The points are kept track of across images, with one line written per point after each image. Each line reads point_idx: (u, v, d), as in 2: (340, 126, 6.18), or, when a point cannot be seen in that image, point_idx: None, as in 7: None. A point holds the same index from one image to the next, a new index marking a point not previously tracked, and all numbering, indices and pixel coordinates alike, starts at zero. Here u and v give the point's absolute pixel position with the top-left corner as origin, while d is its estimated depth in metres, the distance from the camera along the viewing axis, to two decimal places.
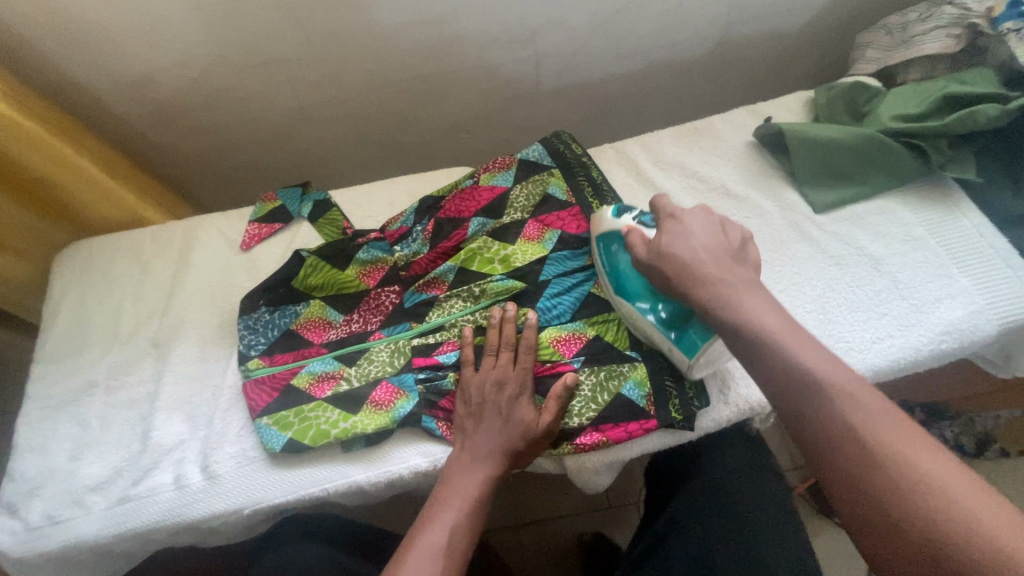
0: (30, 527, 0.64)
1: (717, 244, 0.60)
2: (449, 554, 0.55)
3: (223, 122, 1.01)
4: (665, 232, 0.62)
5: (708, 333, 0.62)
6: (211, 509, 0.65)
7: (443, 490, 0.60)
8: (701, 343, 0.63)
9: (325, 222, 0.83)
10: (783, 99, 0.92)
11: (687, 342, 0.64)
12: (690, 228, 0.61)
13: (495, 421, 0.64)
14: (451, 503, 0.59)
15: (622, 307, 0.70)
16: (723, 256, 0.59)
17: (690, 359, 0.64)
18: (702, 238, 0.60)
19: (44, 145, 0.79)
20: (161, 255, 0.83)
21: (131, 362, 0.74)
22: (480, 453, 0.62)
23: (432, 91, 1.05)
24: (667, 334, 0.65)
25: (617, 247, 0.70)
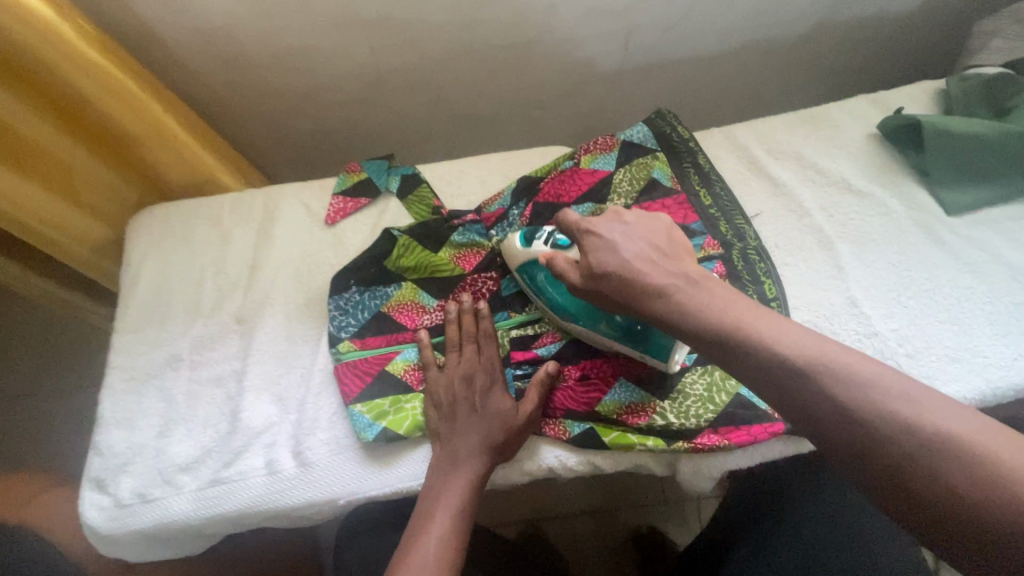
0: (120, 504, 0.62)
1: (649, 250, 0.57)
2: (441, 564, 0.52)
3: (294, 86, 0.95)
4: (589, 249, 0.58)
5: (667, 338, 0.59)
6: (304, 497, 0.62)
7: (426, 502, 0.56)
8: (666, 346, 0.60)
9: (414, 200, 0.78)
10: (907, 88, 0.85)
11: (655, 348, 0.61)
12: (616, 238, 0.58)
13: (474, 423, 0.60)
14: (438, 513, 0.55)
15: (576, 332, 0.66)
16: (657, 259, 0.56)
17: (664, 361, 0.61)
18: (631, 245, 0.57)
19: (127, 96, 0.74)
20: (240, 225, 0.79)
21: (216, 337, 0.71)
22: (459, 458, 0.58)
23: (515, 63, 0.98)
24: (633, 346, 0.62)
25: (542, 273, 0.66)
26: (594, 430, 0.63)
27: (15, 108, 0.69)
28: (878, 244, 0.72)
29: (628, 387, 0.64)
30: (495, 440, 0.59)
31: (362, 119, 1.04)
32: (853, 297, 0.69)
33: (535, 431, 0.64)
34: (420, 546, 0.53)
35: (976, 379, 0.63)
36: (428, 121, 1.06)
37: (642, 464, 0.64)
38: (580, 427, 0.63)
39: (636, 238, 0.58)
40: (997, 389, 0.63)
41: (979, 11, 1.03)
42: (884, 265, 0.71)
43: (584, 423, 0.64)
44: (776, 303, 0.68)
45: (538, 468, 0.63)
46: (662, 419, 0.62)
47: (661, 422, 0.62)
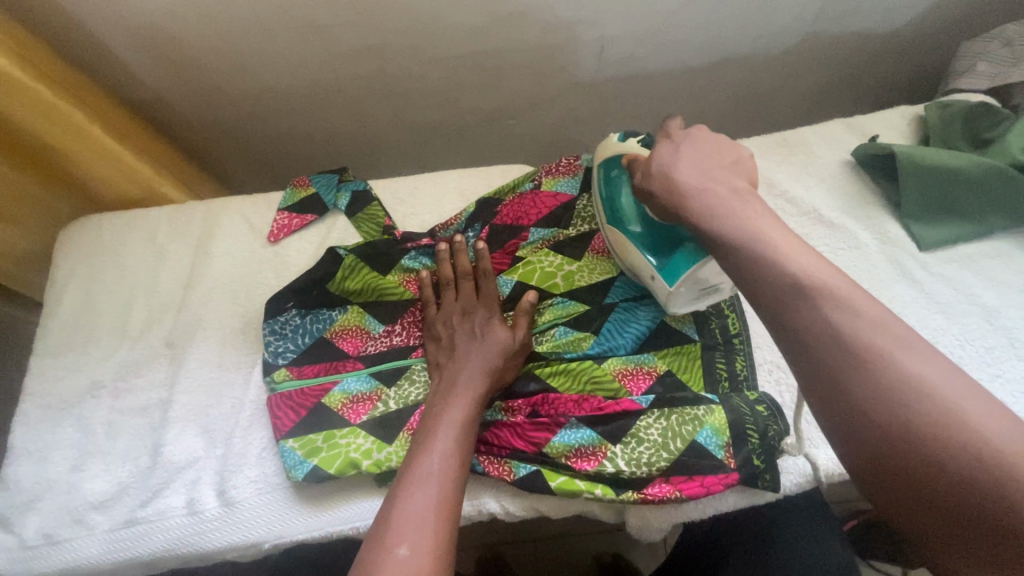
0: (25, 545, 0.58)
1: (711, 161, 0.53)
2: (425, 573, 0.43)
3: (247, 89, 0.90)
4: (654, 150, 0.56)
5: (693, 256, 0.56)
6: (225, 540, 0.58)
7: (393, 520, 0.47)
8: (685, 268, 0.57)
9: (364, 218, 0.74)
10: (885, 113, 0.82)
11: (670, 267, 0.58)
12: (687, 145, 0.54)
13: (442, 433, 0.54)
14: (412, 515, 0.47)
15: (614, 238, 0.65)
16: (715, 170, 0.52)
17: (671, 286, 0.58)
18: (701, 153, 0.53)
19: (46, 106, 0.69)
20: (176, 241, 0.74)
21: (142, 362, 0.67)
22: (430, 472, 0.50)
23: (480, 72, 0.94)
24: (651, 261, 0.60)
25: (617, 169, 0.65)
26: (541, 473, 0.59)
27: None
28: None
29: (579, 429, 0.60)
30: (465, 453, 0.53)
31: (323, 125, 0.99)
32: None
33: (477, 472, 0.60)
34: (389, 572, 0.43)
35: None
36: (392, 128, 1.02)
37: (591, 509, 0.60)
38: (526, 468, 0.59)
39: (705, 146, 0.54)
40: None
41: (962, 33, 1.00)
42: None
43: (530, 464, 0.59)
44: (738, 338, 0.65)
45: (477, 511, 0.60)
46: (612, 465, 0.58)
47: (611, 469, 0.58)
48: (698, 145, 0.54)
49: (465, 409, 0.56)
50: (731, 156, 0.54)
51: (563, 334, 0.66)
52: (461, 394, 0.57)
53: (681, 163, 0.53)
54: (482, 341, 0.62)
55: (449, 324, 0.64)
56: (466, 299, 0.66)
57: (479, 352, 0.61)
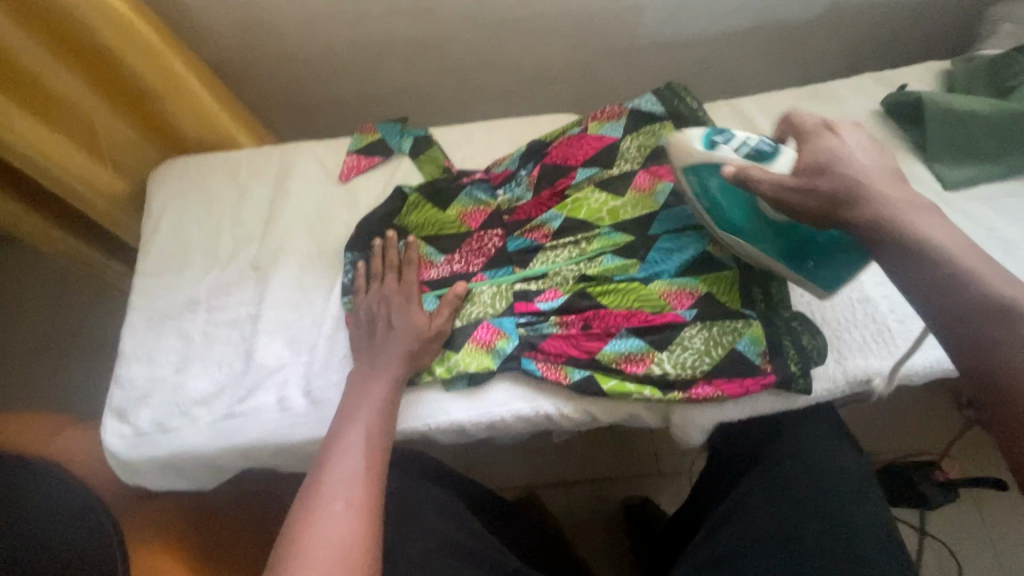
0: (139, 433, 0.66)
1: (903, 161, 0.56)
2: (350, 526, 0.52)
3: (313, 51, 0.98)
4: (819, 149, 0.56)
5: (851, 256, 0.60)
6: (313, 432, 0.66)
7: (330, 481, 0.55)
8: (845, 269, 0.61)
9: (426, 160, 0.81)
10: (914, 67, 0.86)
11: (824, 270, 0.62)
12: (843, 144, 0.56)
13: (367, 403, 0.61)
14: (339, 477, 0.55)
15: (734, 245, 0.66)
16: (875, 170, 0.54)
17: (833, 286, 0.63)
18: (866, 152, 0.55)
19: (150, 51, 0.76)
20: (257, 180, 0.82)
21: (231, 284, 0.74)
22: (356, 441, 0.58)
23: (526, 35, 1.00)
24: (800, 267, 0.62)
25: (716, 180, 0.62)
26: (594, 377, 0.66)
27: (40, 57, 0.73)
28: None
29: (629, 338, 0.67)
30: (386, 422, 0.61)
31: (377, 87, 1.06)
32: None
33: (534, 376, 0.67)
34: (325, 522, 0.52)
35: None
36: (440, 91, 1.09)
37: (638, 413, 0.67)
38: (580, 373, 0.66)
39: (871, 148, 0.56)
40: None
41: None
42: None
43: (583, 369, 0.67)
44: None
45: (535, 412, 0.67)
46: (660, 368, 0.64)
47: (659, 371, 0.64)
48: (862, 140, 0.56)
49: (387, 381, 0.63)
50: (874, 148, 0.56)
51: (611, 261, 0.72)
52: (383, 370, 0.63)
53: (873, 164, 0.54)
54: (396, 333, 0.66)
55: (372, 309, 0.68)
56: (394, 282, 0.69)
57: (394, 339, 0.65)
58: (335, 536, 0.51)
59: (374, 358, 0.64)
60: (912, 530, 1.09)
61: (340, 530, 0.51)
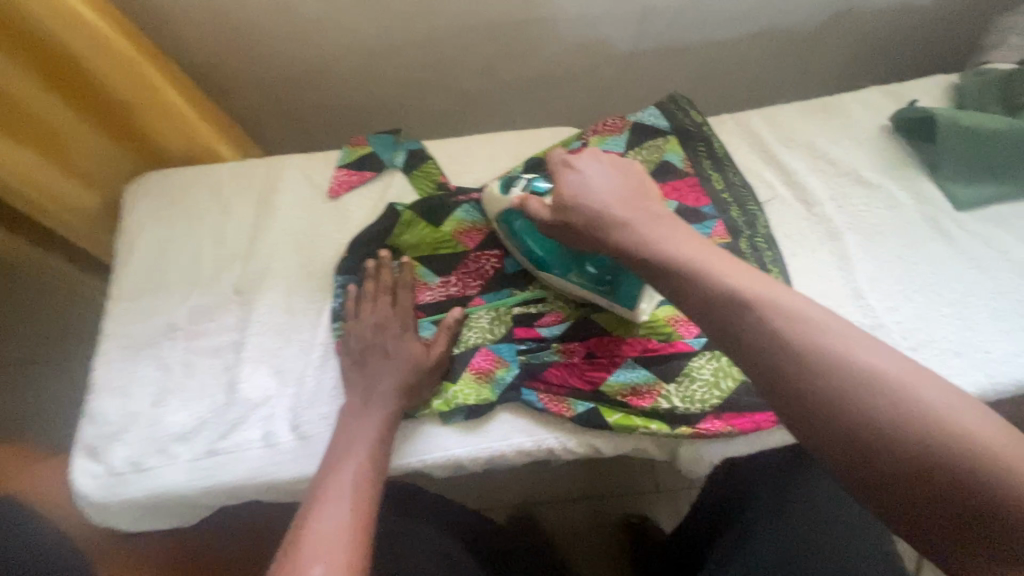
0: (114, 472, 0.61)
1: (620, 188, 0.57)
2: (348, 560, 0.45)
3: (300, 56, 0.93)
4: (562, 184, 0.58)
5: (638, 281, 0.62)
6: (301, 470, 0.62)
7: (311, 533, 0.46)
8: (636, 291, 0.63)
9: (419, 175, 0.77)
10: (922, 81, 0.84)
11: (621, 294, 0.64)
12: (585, 176, 0.58)
13: (366, 435, 0.57)
14: (334, 508, 0.49)
15: (548, 280, 0.69)
16: (623, 198, 0.56)
17: (632, 308, 0.64)
18: (606, 180, 0.57)
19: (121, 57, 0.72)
20: (241, 196, 0.77)
21: (213, 308, 0.70)
22: (343, 490, 0.51)
23: (523, 41, 0.96)
24: (598, 291, 0.65)
25: (515, 218, 0.67)
26: (599, 410, 0.63)
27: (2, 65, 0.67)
28: (885, 236, 0.72)
29: (635, 368, 0.64)
30: (378, 473, 0.55)
31: (367, 93, 1.02)
32: (859, 288, 0.69)
33: (536, 409, 0.63)
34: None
35: (975, 374, 0.63)
36: (433, 98, 1.04)
37: (645, 447, 0.64)
38: (584, 406, 0.63)
39: (613, 175, 0.58)
40: (995, 386, 0.63)
41: (994, 7, 1.02)
42: (892, 258, 0.71)
43: (588, 401, 0.63)
44: None
45: (537, 447, 0.63)
46: (667, 402, 0.62)
47: (666, 405, 0.62)
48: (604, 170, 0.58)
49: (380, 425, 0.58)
50: (636, 175, 0.58)
51: None
52: (374, 413, 0.59)
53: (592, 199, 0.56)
54: (393, 359, 0.62)
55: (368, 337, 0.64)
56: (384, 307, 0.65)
57: (387, 370, 0.61)
58: (329, 572, 0.44)
59: (365, 393, 0.61)
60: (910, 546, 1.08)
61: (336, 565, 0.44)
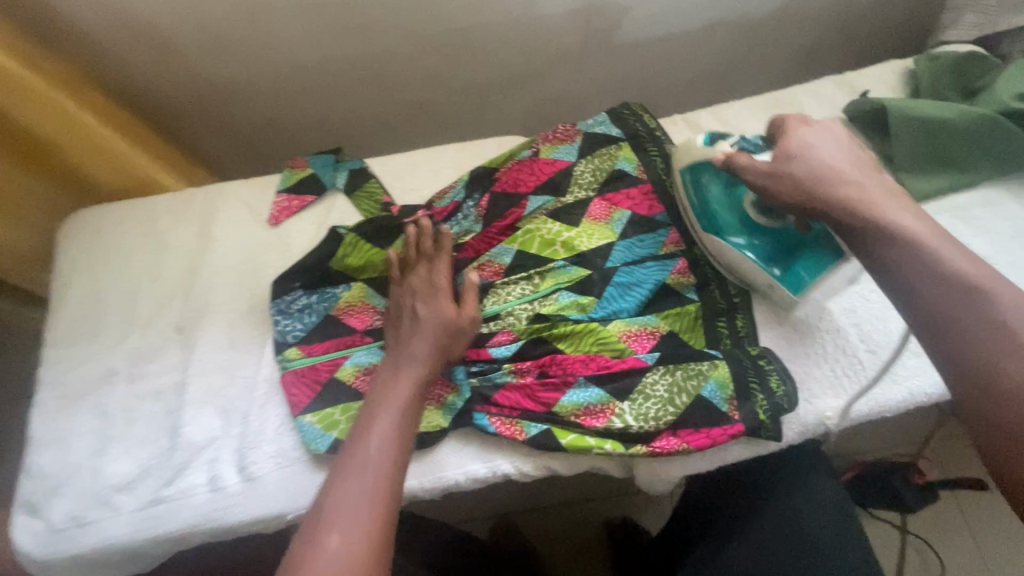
0: (53, 528, 0.59)
1: (845, 155, 0.57)
2: (354, 554, 0.47)
3: (239, 75, 0.90)
4: (792, 138, 0.58)
5: (826, 261, 0.60)
6: (250, 512, 0.60)
7: (331, 498, 0.50)
8: (812, 277, 0.61)
9: (363, 195, 0.74)
10: (874, 68, 0.82)
11: (793, 276, 0.62)
12: (822, 137, 0.58)
13: (386, 411, 0.56)
14: (351, 491, 0.50)
15: (714, 247, 0.66)
16: (852, 164, 0.56)
17: (798, 294, 0.62)
18: (832, 145, 0.57)
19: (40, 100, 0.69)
20: (177, 228, 0.74)
21: (153, 348, 0.67)
22: (366, 461, 0.52)
23: (468, 47, 0.93)
24: (769, 269, 0.63)
25: (710, 174, 0.65)
26: (552, 432, 0.61)
27: None
28: None
29: (588, 387, 0.62)
30: (403, 439, 0.55)
31: (314, 109, 0.99)
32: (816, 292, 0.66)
33: (489, 434, 0.62)
34: (319, 560, 0.46)
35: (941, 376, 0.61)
36: (383, 110, 1.02)
37: (601, 465, 0.62)
38: (537, 427, 0.61)
39: (837, 142, 0.57)
40: None
41: None
42: None
43: (541, 423, 0.61)
44: (738, 298, 0.67)
45: (492, 474, 0.62)
46: (621, 421, 0.60)
47: (620, 424, 0.60)
48: (831, 133, 0.58)
49: (408, 390, 0.58)
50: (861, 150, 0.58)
51: (567, 298, 0.66)
52: (403, 380, 0.58)
53: (818, 155, 0.56)
54: (421, 323, 0.62)
55: (400, 300, 0.65)
56: (422, 276, 0.65)
57: (416, 333, 0.61)
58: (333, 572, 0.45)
59: None
60: (893, 530, 1.06)
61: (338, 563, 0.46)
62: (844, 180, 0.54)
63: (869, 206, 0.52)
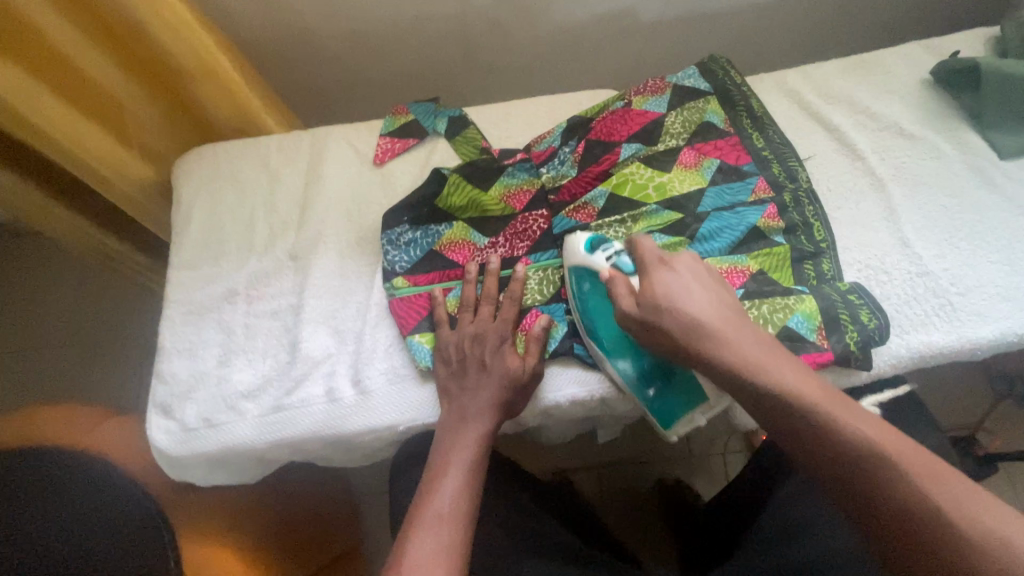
0: (186, 428, 0.64)
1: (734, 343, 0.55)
2: (452, 519, 0.52)
3: (336, 33, 0.94)
4: (656, 279, 0.56)
5: (694, 395, 0.62)
6: (365, 422, 0.64)
7: (432, 473, 0.56)
8: (681, 409, 0.62)
9: (462, 141, 0.78)
10: (961, 34, 0.84)
11: (663, 405, 0.62)
12: (686, 278, 0.56)
13: (473, 399, 0.60)
14: (451, 466, 0.56)
15: (596, 363, 0.65)
16: (723, 309, 0.55)
17: (666, 428, 0.62)
18: (698, 293, 0.55)
19: (192, 36, 0.73)
20: (289, 166, 0.79)
21: (271, 272, 0.72)
22: (438, 518, 0.51)
23: (554, 13, 0.96)
24: (644, 392, 0.62)
25: (590, 283, 0.63)
26: None
27: (69, 33, 0.69)
28: (928, 187, 0.72)
29: None
30: (473, 501, 0.54)
31: (400, 71, 1.03)
32: (904, 237, 0.69)
33: (589, 364, 0.65)
34: (419, 530, 0.51)
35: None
36: (464, 74, 1.06)
37: None
38: None
39: (701, 285, 0.56)
40: None
41: None
42: (935, 206, 0.71)
43: None
44: (825, 245, 0.69)
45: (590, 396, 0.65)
46: None
47: None
48: (696, 277, 0.57)
49: (474, 445, 0.57)
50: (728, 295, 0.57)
51: (660, 240, 0.69)
52: (470, 430, 0.58)
53: (685, 290, 0.55)
54: (489, 373, 0.61)
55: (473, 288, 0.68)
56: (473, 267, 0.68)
57: (485, 385, 0.60)
58: (434, 546, 0.49)
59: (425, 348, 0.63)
60: None
61: (440, 540, 0.50)
62: (719, 328, 0.53)
63: (714, 335, 0.53)
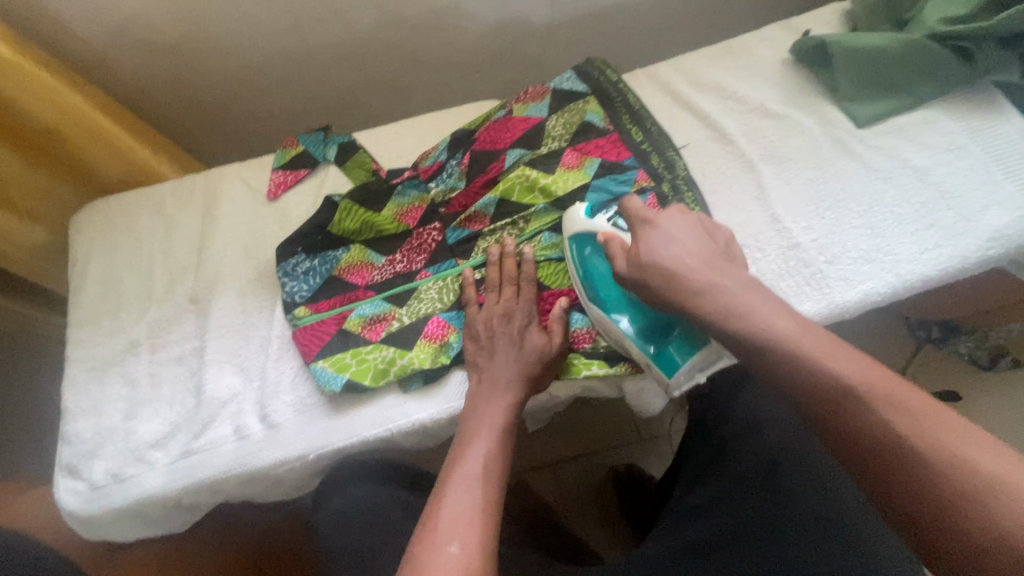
0: (95, 486, 0.64)
1: (700, 246, 0.57)
2: (483, 480, 0.52)
3: (226, 72, 0.95)
4: (643, 240, 0.58)
5: (697, 343, 0.61)
6: (274, 456, 0.65)
7: (464, 434, 0.57)
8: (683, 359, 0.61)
9: (354, 165, 0.80)
10: (817, 12, 0.89)
11: (666, 356, 0.62)
12: (670, 227, 0.58)
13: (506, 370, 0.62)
14: (484, 431, 0.57)
15: (597, 318, 0.66)
16: (705, 257, 0.56)
17: (669, 376, 0.62)
18: (688, 239, 0.58)
19: (55, 95, 0.75)
20: (183, 209, 0.79)
21: (173, 319, 0.73)
22: (471, 478, 0.52)
23: (441, 31, 0.98)
24: (644, 348, 0.63)
25: (591, 246, 0.66)
26: None
27: None
28: (793, 161, 0.77)
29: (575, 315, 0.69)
30: (499, 468, 0.55)
31: (298, 100, 1.04)
32: (775, 214, 0.73)
33: None
34: (450, 488, 0.51)
35: (886, 276, 0.68)
36: (366, 96, 1.07)
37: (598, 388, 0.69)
38: None
39: (687, 232, 0.58)
40: (903, 283, 0.68)
41: None
42: (802, 180, 0.75)
43: None
44: None
45: None
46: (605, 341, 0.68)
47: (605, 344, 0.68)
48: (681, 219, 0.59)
49: (500, 415, 0.59)
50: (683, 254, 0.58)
51: (549, 239, 0.72)
52: (499, 400, 0.60)
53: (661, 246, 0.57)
54: None
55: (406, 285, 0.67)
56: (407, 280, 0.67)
57: None
58: (462, 505, 0.50)
59: None
60: None
61: (470, 497, 0.50)
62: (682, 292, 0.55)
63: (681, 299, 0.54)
